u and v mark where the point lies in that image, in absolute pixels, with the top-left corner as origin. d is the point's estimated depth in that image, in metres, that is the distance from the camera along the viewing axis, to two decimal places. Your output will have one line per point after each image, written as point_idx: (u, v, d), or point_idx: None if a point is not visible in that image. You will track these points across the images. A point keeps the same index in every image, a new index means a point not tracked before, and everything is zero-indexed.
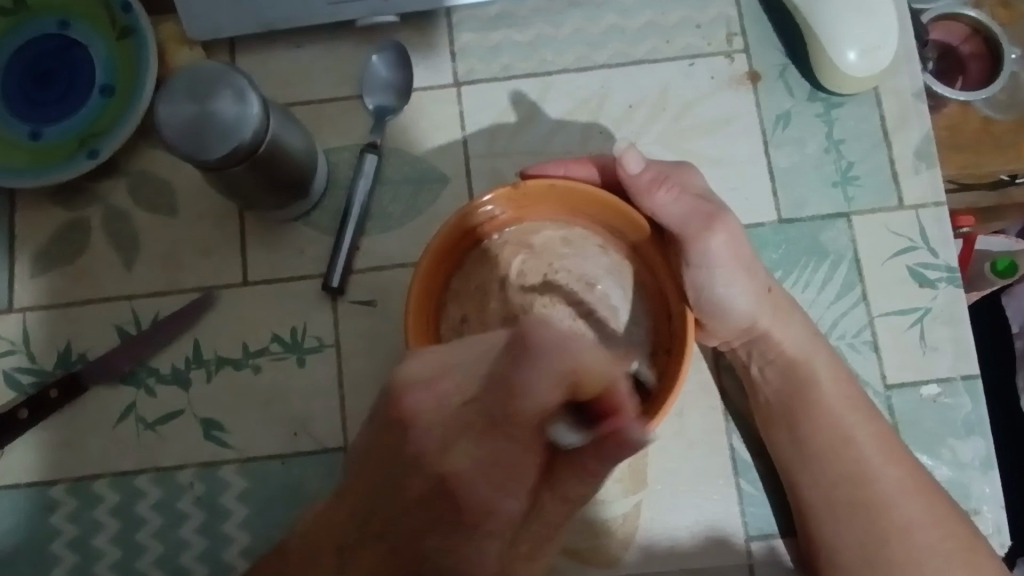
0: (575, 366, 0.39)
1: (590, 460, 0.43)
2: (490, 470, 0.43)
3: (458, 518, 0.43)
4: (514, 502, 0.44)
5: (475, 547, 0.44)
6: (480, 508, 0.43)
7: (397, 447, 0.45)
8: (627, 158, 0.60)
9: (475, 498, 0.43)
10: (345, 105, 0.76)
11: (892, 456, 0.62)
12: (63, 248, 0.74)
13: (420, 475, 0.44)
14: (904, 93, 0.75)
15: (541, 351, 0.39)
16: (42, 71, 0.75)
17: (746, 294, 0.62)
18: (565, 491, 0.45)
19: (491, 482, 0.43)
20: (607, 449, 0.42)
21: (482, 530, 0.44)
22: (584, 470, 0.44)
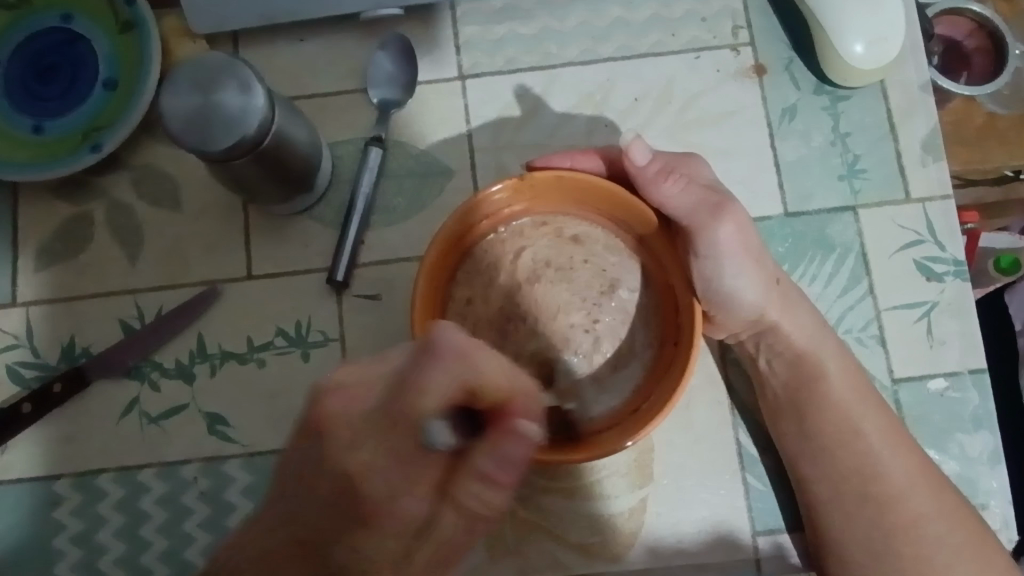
0: (473, 368, 0.44)
1: (489, 469, 0.44)
2: (388, 466, 0.43)
3: (354, 518, 0.43)
4: (415, 505, 0.43)
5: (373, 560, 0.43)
6: (377, 510, 0.43)
7: (308, 453, 0.45)
8: (633, 149, 0.60)
9: (374, 499, 0.43)
10: (350, 99, 0.75)
11: (900, 449, 0.62)
12: (67, 243, 0.74)
13: (323, 480, 0.44)
14: (910, 86, 0.75)
15: (441, 354, 0.44)
16: (45, 65, 0.75)
17: (754, 285, 0.61)
18: (467, 501, 0.45)
19: (390, 483, 0.43)
20: (501, 447, 0.44)
21: (379, 534, 0.43)
22: (483, 480, 0.44)
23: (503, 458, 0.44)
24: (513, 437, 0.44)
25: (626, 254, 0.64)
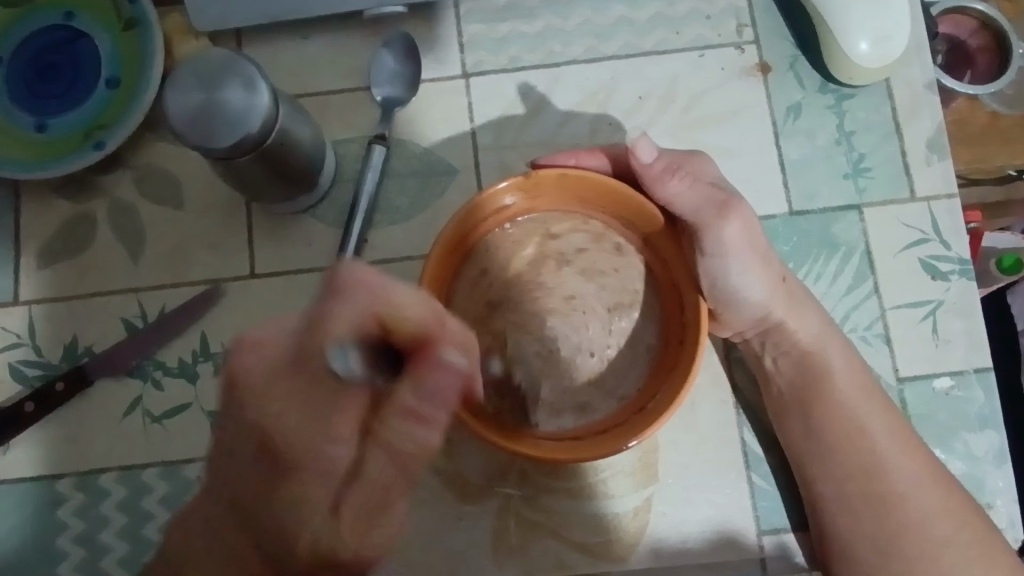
0: (380, 299, 0.41)
1: (412, 407, 0.41)
2: (306, 410, 0.42)
3: (280, 468, 0.42)
4: (336, 449, 0.41)
5: (300, 505, 0.42)
6: (302, 456, 0.42)
7: (232, 411, 0.44)
8: (638, 148, 0.59)
9: (292, 448, 0.42)
10: (353, 97, 0.75)
11: (906, 448, 0.62)
12: (69, 241, 0.74)
13: (245, 432, 0.43)
14: (915, 85, 0.75)
15: (344, 288, 0.41)
16: (48, 63, 0.75)
17: (760, 283, 0.61)
18: (393, 446, 0.41)
19: (307, 429, 0.42)
20: (421, 386, 0.40)
21: (305, 479, 0.42)
22: (408, 420, 0.41)
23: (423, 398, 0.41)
24: (431, 371, 0.40)
25: (631, 253, 0.64)
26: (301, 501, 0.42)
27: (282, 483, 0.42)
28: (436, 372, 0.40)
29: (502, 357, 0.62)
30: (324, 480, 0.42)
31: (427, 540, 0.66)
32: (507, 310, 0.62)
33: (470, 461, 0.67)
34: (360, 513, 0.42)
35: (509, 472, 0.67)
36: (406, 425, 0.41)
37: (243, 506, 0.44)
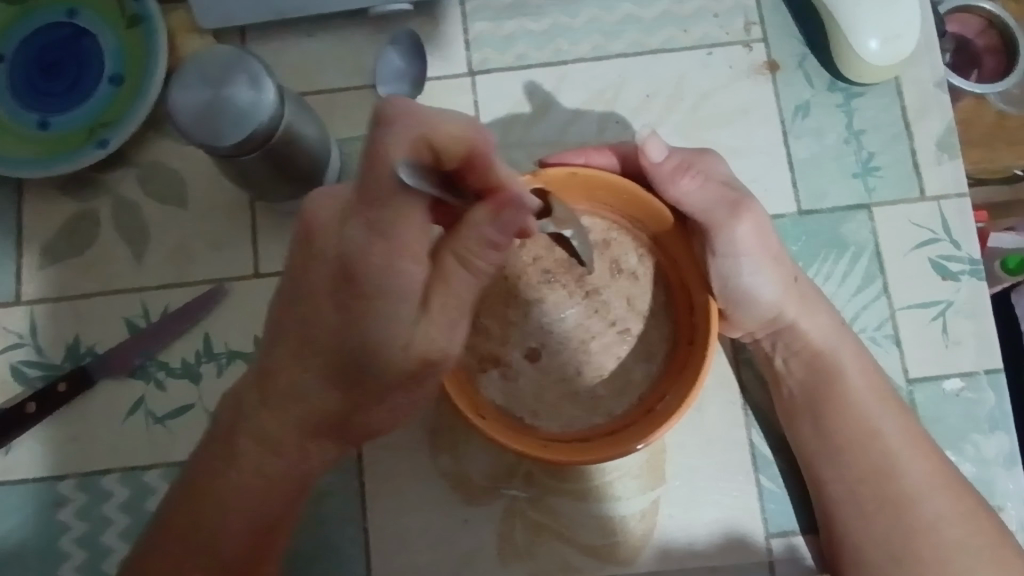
0: (433, 127, 0.46)
1: (487, 224, 0.47)
2: (379, 241, 0.46)
3: (361, 300, 0.47)
4: (408, 267, 0.47)
5: (380, 317, 0.48)
6: (384, 283, 0.47)
7: (302, 256, 0.50)
8: (649, 146, 0.58)
9: (367, 268, 0.47)
10: (358, 95, 0.74)
11: (918, 449, 0.61)
12: (71, 240, 0.73)
13: (322, 264, 0.49)
14: (925, 83, 0.74)
15: (397, 118, 0.46)
16: (50, 61, 0.74)
17: (772, 283, 0.61)
18: (472, 262, 0.49)
19: (376, 251, 0.46)
20: (500, 216, 0.47)
21: (387, 302, 0.47)
22: (483, 236, 0.48)
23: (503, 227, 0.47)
24: (511, 199, 0.47)
25: (639, 251, 0.63)
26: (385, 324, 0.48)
27: (363, 314, 0.48)
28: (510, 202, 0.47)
29: (506, 356, 0.61)
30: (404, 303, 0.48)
31: (433, 541, 0.66)
32: (512, 312, 0.62)
33: (476, 461, 0.66)
34: (440, 322, 0.50)
35: (515, 473, 0.66)
36: (489, 247, 0.48)
37: (324, 339, 0.49)
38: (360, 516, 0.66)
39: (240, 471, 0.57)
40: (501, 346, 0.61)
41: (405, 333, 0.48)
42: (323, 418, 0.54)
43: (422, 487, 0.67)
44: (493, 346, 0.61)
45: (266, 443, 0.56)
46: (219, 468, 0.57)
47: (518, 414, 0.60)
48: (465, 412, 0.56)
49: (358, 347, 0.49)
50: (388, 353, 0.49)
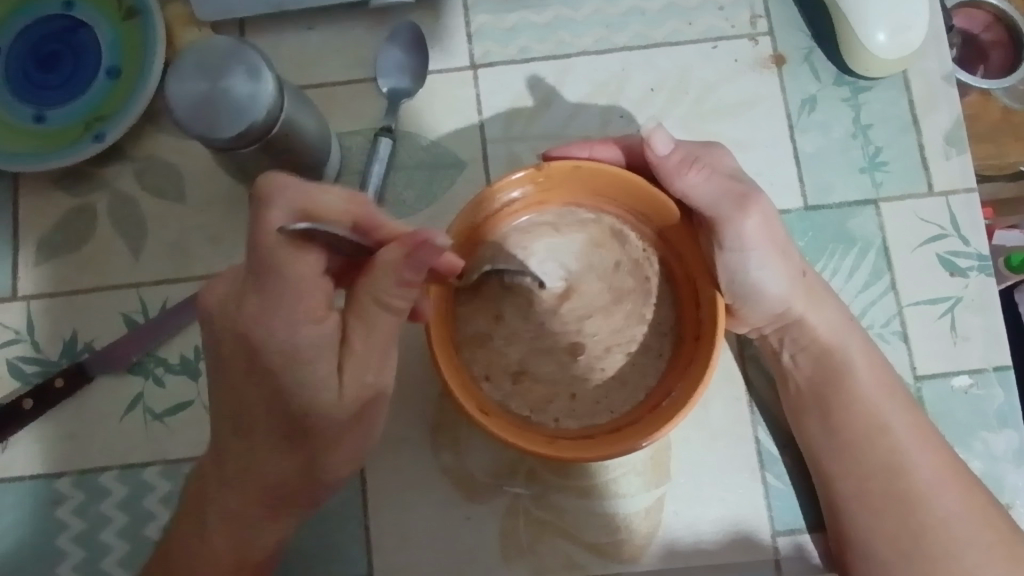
0: (308, 197, 0.49)
1: (400, 264, 0.49)
2: (275, 310, 0.50)
3: (280, 375, 0.51)
4: (312, 328, 0.50)
5: (302, 374, 0.51)
6: (297, 351, 0.50)
7: (214, 341, 0.53)
8: (654, 139, 0.58)
9: (271, 341, 0.50)
10: (359, 88, 0.74)
11: (927, 446, 0.60)
12: (68, 235, 0.72)
13: (231, 344, 0.52)
14: (933, 76, 0.73)
15: (274, 192, 0.49)
16: (46, 53, 0.73)
17: (779, 277, 0.60)
18: (383, 300, 0.50)
19: (277, 324, 0.50)
20: (404, 256, 0.48)
21: (305, 359, 0.51)
22: (397, 276, 0.49)
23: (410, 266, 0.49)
24: (416, 237, 0.48)
25: (643, 245, 0.63)
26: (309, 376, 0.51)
27: (285, 383, 0.52)
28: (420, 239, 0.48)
29: (512, 357, 0.60)
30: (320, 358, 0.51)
31: (434, 539, 0.65)
32: (517, 315, 0.61)
33: (478, 459, 0.66)
34: (369, 364, 0.53)
35: (517, 470, 0.65)
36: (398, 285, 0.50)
37: (258, 408, 0.53)
38: (361, 515, 0.65)
39: (205, 551, 0.58)
40: (506, 348, 0.60)
41: (331, 390, 0.52)
42: (279, 486, 0.57)
43: (422, 485, 0.66)
44: (499, 346, 0.61)
45: (229, 522, 0.58)
46: (188, 549, 0.59)
47: (524, 410, 0.59)
48: (471, 410, 0.54)
49: (291, 403, 0.52)
50: (320, 406, 0.53)
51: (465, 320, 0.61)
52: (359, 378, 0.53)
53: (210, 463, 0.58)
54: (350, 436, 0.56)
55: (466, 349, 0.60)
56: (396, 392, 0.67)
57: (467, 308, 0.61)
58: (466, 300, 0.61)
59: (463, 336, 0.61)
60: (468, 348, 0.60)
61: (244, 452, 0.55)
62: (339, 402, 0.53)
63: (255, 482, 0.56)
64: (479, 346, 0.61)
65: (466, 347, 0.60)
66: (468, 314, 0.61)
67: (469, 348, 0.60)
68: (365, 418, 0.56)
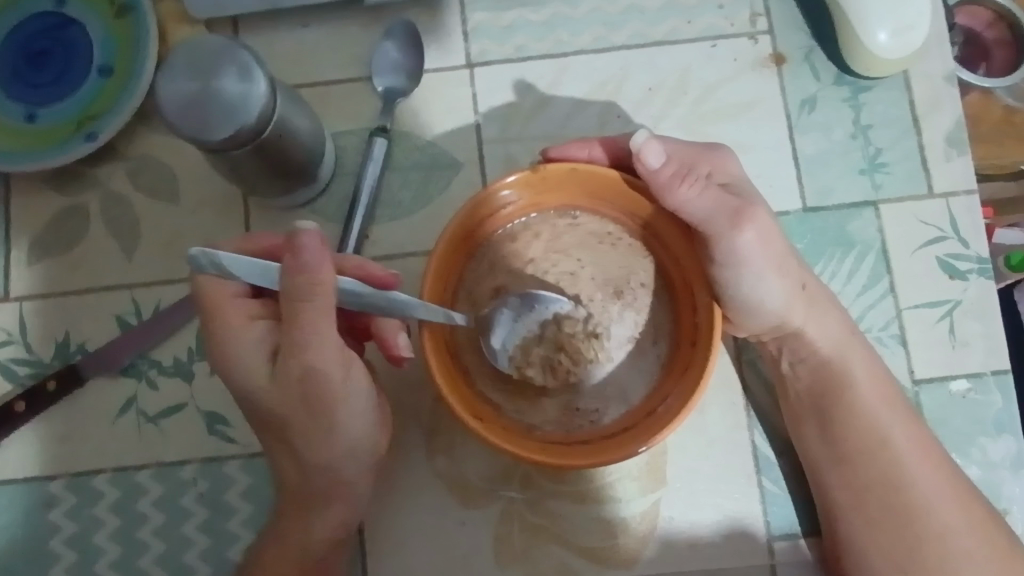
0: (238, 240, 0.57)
1: (289, 259, 0.47)
2: (209, 333, 0.55)
3: (231, 381, 0.55)
4: (241, 334, 0.54)
5: (243, 372, 0.54)
6: (234, 356, 0.54)
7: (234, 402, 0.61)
8: (646, 152, 0.55)
9: (214, 358, 0.55)
10: (354, 87, 0.73)
11: (927, 458, 0.60)
12: (60, 235, 0.72)
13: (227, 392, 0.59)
14: (936, 78, 0.72)
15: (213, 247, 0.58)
16: (37, 50, 0.72)
17: (777, 290, 0.59)
18: (291, 293, 0.48)
19: (212, 341, 0.55)
20: (288, 254, 0.47)
21: (239, 359, 0.54)
22: (292, 268, 0.47)
23: (301, 260, 0.47)
24: (291, 238, 0.47)
25: (638, 249, 0.62)
26: (246, 375, 0.54)
27: (239, 389, 0.55)
28: (291, 235, 0.47)
29: (580, 370, 0.60)
30: (252, 359, 0.54)
31: (429, 544, 0.65)
32: (570, 326, 0.59)
33: (473, 464, 0.65)
34: (295, 351, 0.51)
35: (512, 475, 0.65)
36: (299, 276, 0.47)
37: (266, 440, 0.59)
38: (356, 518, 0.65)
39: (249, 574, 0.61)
40: (573, 359, 0.59)
41: (264, 377, 0.54)
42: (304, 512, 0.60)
43: (416, 490, 0.66)
44: (567, 362, 0.59)
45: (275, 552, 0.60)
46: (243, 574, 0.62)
47: (536, 423, 0.59)
48: (464, 419, 0.54)
49: (251, 403, 0.56)
50: (264, 397, 0.55)
51: (522, 340, 0.59)
52: (289, 369, 0.52)
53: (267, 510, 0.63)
54: (313, 426, 0.55)
55: (528, 370, 0.59)
56: (391, 397, 0.67)
57: (524, 326, 0.59)
58: (511, 316, 0.60)
59: (521, 358, 0.59)
60: (533, 367, 0.59)
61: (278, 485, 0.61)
62: (275, 390, 0.54)
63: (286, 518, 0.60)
64: (544, 365, 0.59)
65: (529, 366, 0.59)
66: (520, 333, 0.59)
67: (536, 368, 0.59)
68: (318, 407, 0.54)
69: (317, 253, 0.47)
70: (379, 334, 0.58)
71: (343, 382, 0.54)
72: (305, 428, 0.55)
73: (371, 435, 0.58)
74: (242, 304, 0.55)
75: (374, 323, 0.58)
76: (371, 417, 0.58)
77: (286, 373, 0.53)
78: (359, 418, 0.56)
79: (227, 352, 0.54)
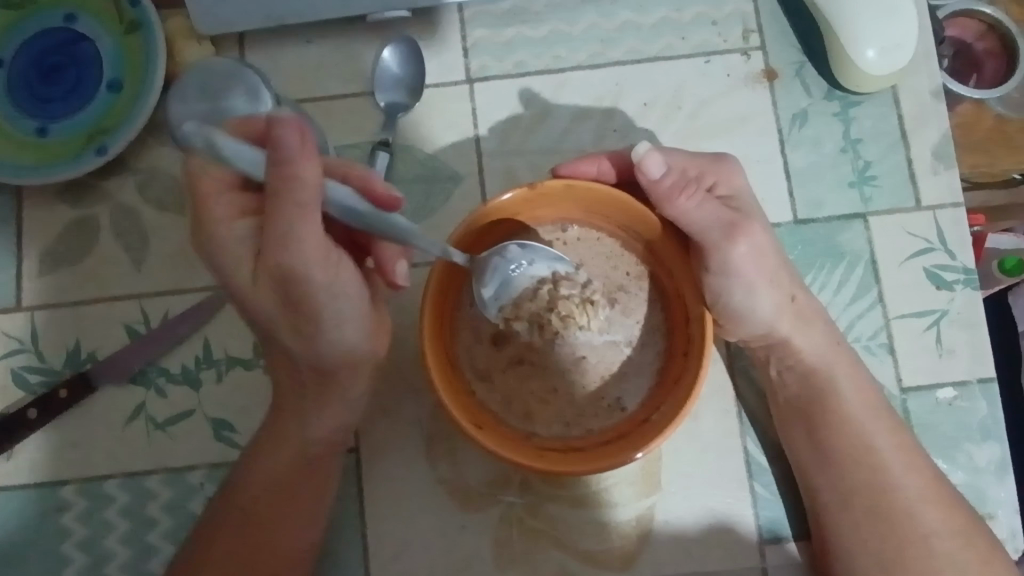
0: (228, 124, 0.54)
1: (273, 151, 0.45)
2: (201, 228, 0.55)
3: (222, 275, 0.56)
4: (230, 229, 0.54)
5: (232, 269, 0.55)
6: (221, 249, 0.55)
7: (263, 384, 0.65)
8: (648, 162, 0.58)
9: (206, 251, 0.56)
10: (357, 102, 0.75)
11: (912, 465, 0.62)
12: (71, 246, 0.74)
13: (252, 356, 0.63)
14: (923, 93, 0.74)
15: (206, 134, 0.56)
16: (49, 66, 0.74)
17: (768, 299, 0.61)
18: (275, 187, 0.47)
19: (203, 236, 0.55)
20: (268, 145, 0.45)
21: (225, 253, 0.55)
22: (276, 161, 0.46)
23: (279, 151, 0.45)
24: (275, 125, 0.46)
25: (636, 261, 0.64)
26: (233, 271, 0.55)
27: (232, 286, 0.56)
28: (270, 124, 0.45)
29: (567, 332, 0.61)
30: (238, 254, 0.55)
31: (430, 545, 0.67)
32: (566, 288, 0.61)
33: (472, 469, 0.67)
34: (273, 248, 0.50)
35: (511, 480, 0.67)
36: (275, 164, 0.46)
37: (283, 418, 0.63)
38: (359, 520, 0.67)
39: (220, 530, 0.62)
40: (563, 321, 0.61)
41: (249, 272, 0.54)
42: (296, 483, 0.63)
43: (418, 494, 0.67)
44: (556, 322, 0.61)
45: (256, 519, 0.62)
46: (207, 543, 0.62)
47: (532, 431, 0.61)
48: (463, 425, 0.56)
49: (241, 301, 0.56)
50: (253, 296, 0.55)
51: (515, 293, 0.61)
52: (271, 266, 0.52)
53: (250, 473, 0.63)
54: (300, 327, 0.56)
55: (515, 322, 0.61)
56: (394, 403, 0.69)
57: (520, 280, 0.61)
58: (509, 267, 0.60)
59: (511, 310, 0.61)
60: (521, 321, 0.61)
61: (274, 462, 0.63)
62: (259, 287, 0.54)
63: (271, 487, 0.62)
64: (532, 320, 0.61)
65: (517, 319, 0.61)
66: (514, 287, 0.61)
67: (524, 322, 0.61)
68: (303, 309, 0.54)
69: (299, 148, 0.45)
70: (379, 255, 0.60)
71: (324, 282, 0.53)
72: (292, 329, 0.56)
73: (361, 338, 0.58)
74: (232, 197, 0.55)
75: (375, 243, 0.60)
76: (360, 321, 0.57)
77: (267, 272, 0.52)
78: (343, 322, 0.56)
79: (214, 243, 0.55)
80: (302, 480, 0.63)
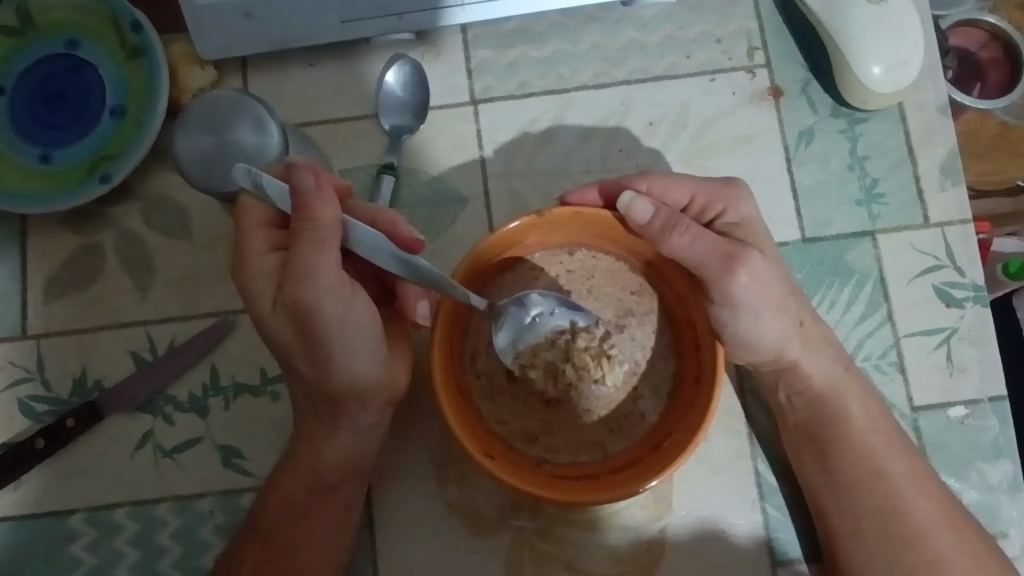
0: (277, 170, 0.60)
1: (304, 191, 0.52)
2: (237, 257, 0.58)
3: (247, 300, 0.58)
4: (260, 258, 0.57)
5: (253, 294, 0.57)
6: (249, 275, 0.57)
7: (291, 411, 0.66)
8: (633, 208, 0.58)
9: (238, 277, 0.58)
10: (362, 125, 0.74)
11: (923, 487, 0.62)
12: (76, 274, 0.73)
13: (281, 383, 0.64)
14: (929, 109, 0.74)
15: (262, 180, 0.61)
16: (51, 93, 0.74)
17: (774, 329, 0.60)
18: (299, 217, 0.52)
19: (237, 265, 0.58)
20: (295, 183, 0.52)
21: (252, 282, 0.57)
22: (300, 200, 0.52)
23: (302, 190, 0.52)
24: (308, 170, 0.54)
25: (639, 280, 0.64)
26: (256, 299, 0.57)
27: (255, 312, 0.58)
28: (295, 170, 0.53)
29: (582, 384, 0.61)
30: (262, 285, 0.57)
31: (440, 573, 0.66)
32: (583, 339, 0.61)
33: (483, 495, 0.67)
34: (293, 281, 0.53)
35: (522, 505, 0.66)
36: (296, 207, 0.52)
37: (299, 449, 0.63)
38: (370, 549, 0.67)
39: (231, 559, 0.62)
40: (578, 373, 0.61)
41: (269, 297, 0.57)
42: (305, 509, 0.62)
43: (428, 521, 0.67)
44: (571, 373, 0.61)
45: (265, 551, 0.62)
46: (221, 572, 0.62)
47: (543, 460, 0.60)
48: (474, 454, 0.56)
49: (261, 326, 0.58)
50: (268, 321, 0.57)
51: (533, 341, 0.62)
52: (288, 294, 0.54)
53: (264, 500, 0.63)
54: (313, 355, 0.57)
55: (530, 370, 0.61)
56: (403, 429, 0.68)
57: (538, 329, 0.62)
58: (527, 313, 0.61)
59: (527, 357, 0.61)
60: (537, 370, 0.61)
61: (286, 490, 0.63)
62: (275, 313, 0.56)
63: (280, 516, 0.62)
64: (548, 369, 0.61)
65: (533, 367, 0.61)
66: (532, 334, 0.62)
67: (539, 370, 0.61)
68: (314, 337, 0.55)
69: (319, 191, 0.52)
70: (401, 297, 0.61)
71: (337, 314, 0.54)
72: (306, 357, 0.57)
73: (373, 371, 0.58)
74: (270, 232, 0.58)
75: (399, 285, 0.61)
76: (373, 355, 0.57)
77: (285, 301, 0.55)
78: (355, 355, 0.56)
79: (241, 269, 0.57)
80: (318, 507, 0.62)
